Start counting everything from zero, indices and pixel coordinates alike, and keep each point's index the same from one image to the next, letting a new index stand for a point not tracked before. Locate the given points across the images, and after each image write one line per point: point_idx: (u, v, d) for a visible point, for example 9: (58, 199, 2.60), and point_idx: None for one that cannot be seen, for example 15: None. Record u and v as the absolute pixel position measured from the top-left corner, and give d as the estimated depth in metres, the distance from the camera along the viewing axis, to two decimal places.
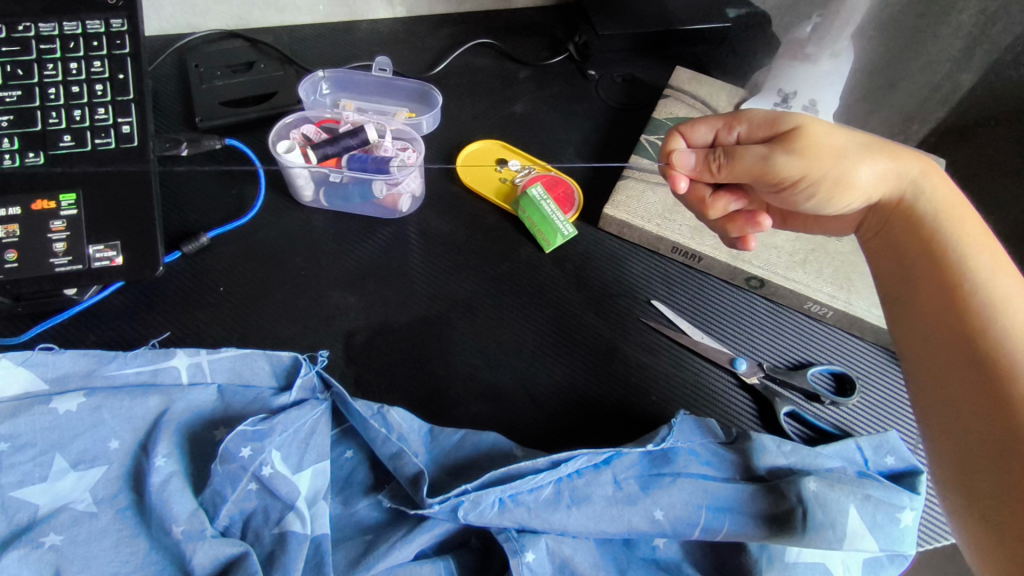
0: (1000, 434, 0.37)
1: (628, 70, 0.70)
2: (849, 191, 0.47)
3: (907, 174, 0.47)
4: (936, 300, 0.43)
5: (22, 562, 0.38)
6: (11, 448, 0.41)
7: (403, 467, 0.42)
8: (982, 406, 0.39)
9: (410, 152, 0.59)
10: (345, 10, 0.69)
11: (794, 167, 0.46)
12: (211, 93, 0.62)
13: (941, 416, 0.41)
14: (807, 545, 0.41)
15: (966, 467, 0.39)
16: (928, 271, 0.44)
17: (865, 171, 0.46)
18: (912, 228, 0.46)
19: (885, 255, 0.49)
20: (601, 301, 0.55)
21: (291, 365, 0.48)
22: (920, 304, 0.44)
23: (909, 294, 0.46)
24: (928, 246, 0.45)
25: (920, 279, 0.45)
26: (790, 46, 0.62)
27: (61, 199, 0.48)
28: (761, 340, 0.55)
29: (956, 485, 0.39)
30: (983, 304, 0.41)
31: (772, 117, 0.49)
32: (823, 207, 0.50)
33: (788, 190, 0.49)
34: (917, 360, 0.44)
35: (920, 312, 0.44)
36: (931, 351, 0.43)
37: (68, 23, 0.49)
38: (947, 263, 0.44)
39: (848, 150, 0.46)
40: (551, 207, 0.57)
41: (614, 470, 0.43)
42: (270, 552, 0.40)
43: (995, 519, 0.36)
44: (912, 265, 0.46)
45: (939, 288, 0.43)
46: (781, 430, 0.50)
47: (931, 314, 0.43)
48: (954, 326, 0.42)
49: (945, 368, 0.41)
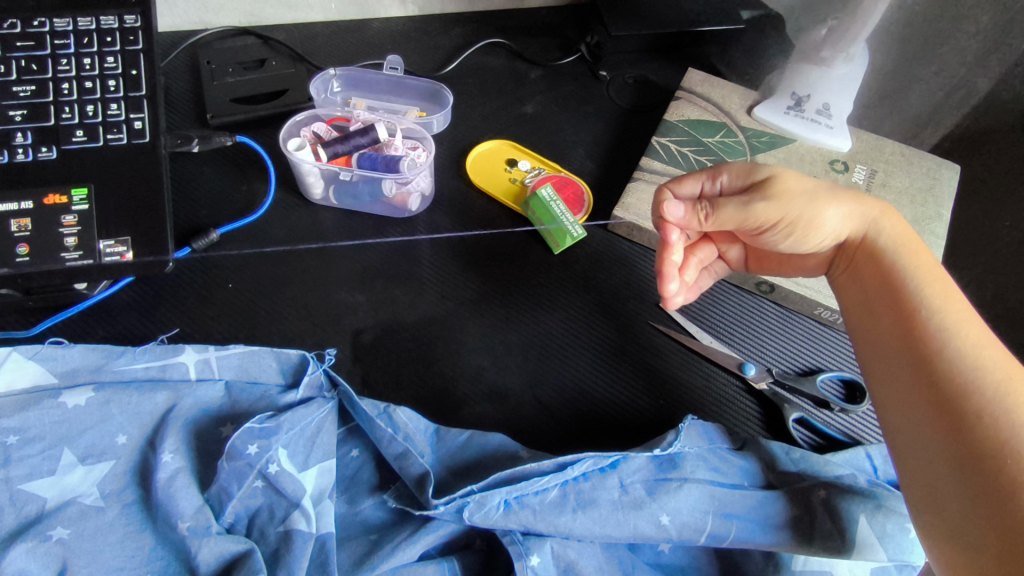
0: (956, 449, 0.38)
1: (640, 71, 0.70)
2: (820, 231, 0.48)
3: (868, 211, 0.48)
4: (896, 327, 0.44)
5: (30, 555, 0.38)
6: (20, 441, 0.42)
7: (410, 467, 0.43)
8: (940, 425, 0.39)
9: (421, 152, 0.58)
10: (357, 8, 0.69)
11: (767, 215, 0.48)
12: (223, 90, 0.62)
13: (901, 437, 0.42)
14: (815, 552, 0.42)
15: (927, 482, 0.39)
16: (889, 298, 0.45)
17: (832, 214, 0.48)
18: (874, 257, 0.47)
19: (847, 286, 0.49)
20: (607, 306, 0.55)
21: (299, 363, 0.48)
22: (881, 331, 0.45)
23: (870, 320, 0.46)
24: (889, 273, 0.46)
25: (882, 306, 0.45)
26: (803, 48, 0.61)
27: (73, 194, 0.48)
28: (770, 345, 0.54)
29: (918, 501, 0.40)
30: (937, 328, 0.42)
31: (746, 168, 0.50)
32: (793, 248, 0.50)
33: (762, 232, 0.50)
34: (877, 387, 0.44)
35: (880, 336, 0.45)
36: (889, 375, 0.44)
37: (83, 19, 0.50)
38: (907, 289, 0.45)
39: (819, 192, 0.47)
40: (561, 207, 0.57)
41: (620, 474, 0.43)
42: (275, 551, 0.40)
43: (954, 530, 0.37)
44: (873, 295, 0.46)
45: (900, 313, 0.44)
46: (790, 437, 0.50)
47: (891, 341, 0.44)
48: (912, 350, 0.42)
49: (904, 391, 0.42)
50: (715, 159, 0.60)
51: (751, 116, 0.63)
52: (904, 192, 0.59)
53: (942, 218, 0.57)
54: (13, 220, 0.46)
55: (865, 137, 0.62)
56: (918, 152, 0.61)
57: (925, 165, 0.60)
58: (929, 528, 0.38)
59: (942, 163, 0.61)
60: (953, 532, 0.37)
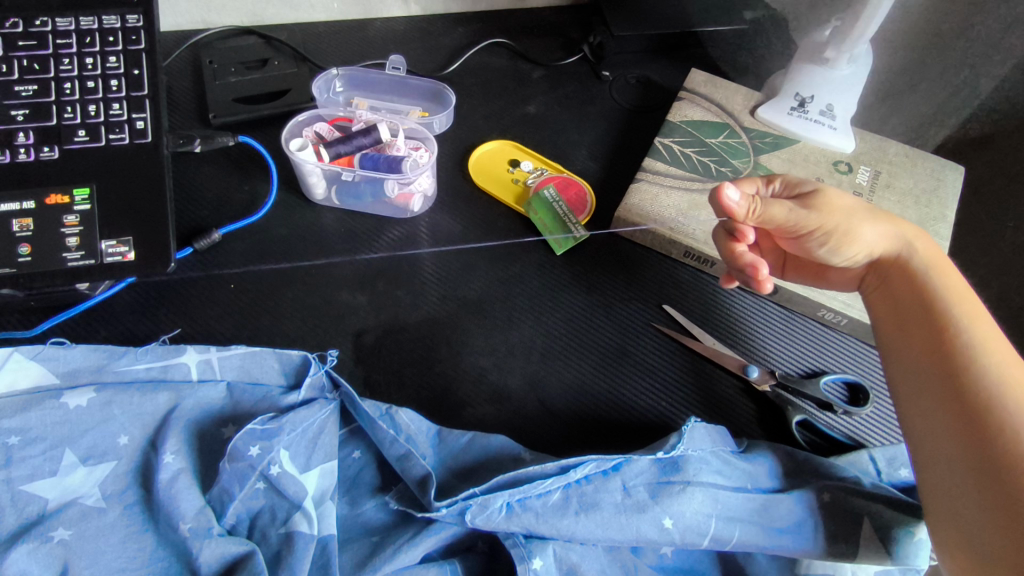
0: (977, 460, 0.38)
1: (643, 71, 0.69)
2: (857, 245, 0.48)
3: (903, 233, 0.49)
4: (924, 339, 0.44)
5: (31, 556, 0.38)
6: (22, 441, 0.42)
7: (411, 469, 0.42)
8: (961, 437, 0.40)
9: (422, 152, 0.58)
10: (360, 8, 0.69)
11: (813, 221, 0.48)
12: (225, 90, 0.62)
13: (921, 448, 0.42)
14: (817, 556, 0.42)
15: (945, 492, 0.39)
16: (919, 311, 0.45)
17: (869, 231, 0.48)
18: (905, 272, 0.48)
19: (877, 300, 0.49)
20: (610, 307, 0.55)
21: (300, 364, 0.47)
22: (909, 343, 0.45)
23: (898, 332, 0.46)
24: (919, 287, 0.46)
25: (912, 317, 0.46)
26: (808, 48, 0.61)
27: (74, 194, 0.48)
28: (774, 348, 0.54)
29: (933, 510, 0.40)
30: (966, 343, 0.43)
31: (796, 180, 0.51)
32: (827, 261, 0.51)
33: (802, 239, 0.50)
34: (901, 398, 0.45)
35: (908, 346, 0.45)
36: (913, 386, 0.44)
37: (85, 18, 0.50)
38: (937, 304, 0.45)
39: (857, 209, 0.48)
40: (563, 207, 0.58)
41: (623, 476, 0.42)
42: (277, 553, 0.40)
43: (971, 539, 0.37)
44: (904, 309, 0.47)
45: (929, 326, 0.44)
46: (792, 440, 0.49)
47: (917, 353, 0.44)
48: (940, 362, 0.43)
49: (928, 401, 0.42)
50: (718, 159, 0.60)
51: (755, 117, 0.62)
52: (909, 193, 0.58)
53: (947, 219, 0.57)
54: (15, 221, 0.46)
55: (869, 137, 0.61)
56: (922, 153, 0.61)
57: (929, 166, 0.60)
58: (943, 536, 0.38)
59: (946, 164, 0.60)
60: (966, 539, 0.37)
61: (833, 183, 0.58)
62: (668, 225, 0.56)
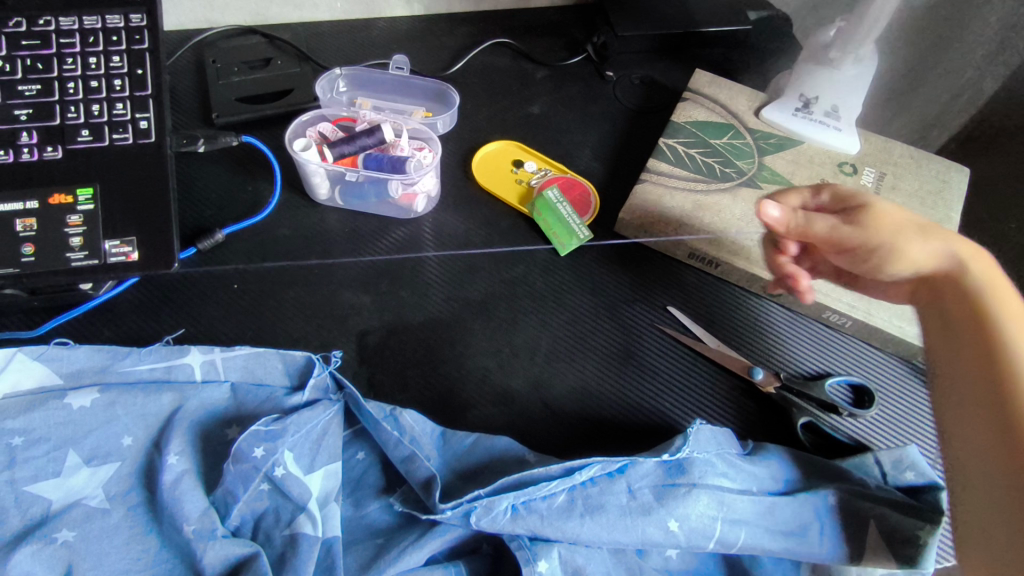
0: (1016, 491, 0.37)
1: (647, 72, 0.69)
2: (910, 261, 0.46)
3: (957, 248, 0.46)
4: (972, 359, 0.42)
5: (35, 557, 0.38)
6: (26, 442, 0.42)
7: (416, 471, 0.42)
8: (997, 459, 0.38)
9: (426, 152, 0.58)
10: (363, 7, 0.69)
11: (858, 240, 0.47)
12: (228, 90, 0.62)
13: (961, 472, 0.40)
14: (823, 558, 0.42)
15: (981, 522, 0.38)
16: (969, 329, 0.43)
17: (918, 248, 0.46)
18: (957, 288, 0.45)
19: (927, 315, 0.47)
20: (615, 308, 0.55)
21: (304, 365, 0.47)
22: (956, 358, 0.43)
23: (948, 349, 0.44)
24: (973, 304, 0.43)
25: (961, 336, 0.43)
26: (813, 50, 0.60)
27: (78, 194, 0.48)
28: (780, 349, 0.54)
29: (968, 536, 0.39)
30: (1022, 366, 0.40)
31: (843, 193, 0.49)
32: (874, 277, 0.50)
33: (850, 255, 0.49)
34: (946, 417, 0.43)
35: (956, 366, 0.43)
36: (960, 408, 0.42)
37: (89, 17, 0.50)
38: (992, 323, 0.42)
39: (906, 226, 0.47)
40: (567, 208, 0.56)
41: (628, 479, 0.42)
42: (281, 554, 0.40)
43: (991, 555, 0.37)
44: (953, 327, 0.44)
45: (980, 347, 0.42)
46: (797, 442, 0.49)
47: (965, 373, 0.42)
48: (987, 387, 0.40)
49: (974, 426, 0.40)
50: (723, 160, 0.59)
51: (760, 117, 0.62)
52: (914, 195, 0.58)
53: (953, 221, 0.57)
54: (18, 220, 0.46)
55: (874, 138, 0.61)
56: (928, 155, 0.61)
57: (934, 168, 0.60)
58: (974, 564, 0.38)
59: (952, 166, 0.60)
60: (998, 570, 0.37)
61: (838, 185, 0.58)
62: (672, 227, 0.56)
